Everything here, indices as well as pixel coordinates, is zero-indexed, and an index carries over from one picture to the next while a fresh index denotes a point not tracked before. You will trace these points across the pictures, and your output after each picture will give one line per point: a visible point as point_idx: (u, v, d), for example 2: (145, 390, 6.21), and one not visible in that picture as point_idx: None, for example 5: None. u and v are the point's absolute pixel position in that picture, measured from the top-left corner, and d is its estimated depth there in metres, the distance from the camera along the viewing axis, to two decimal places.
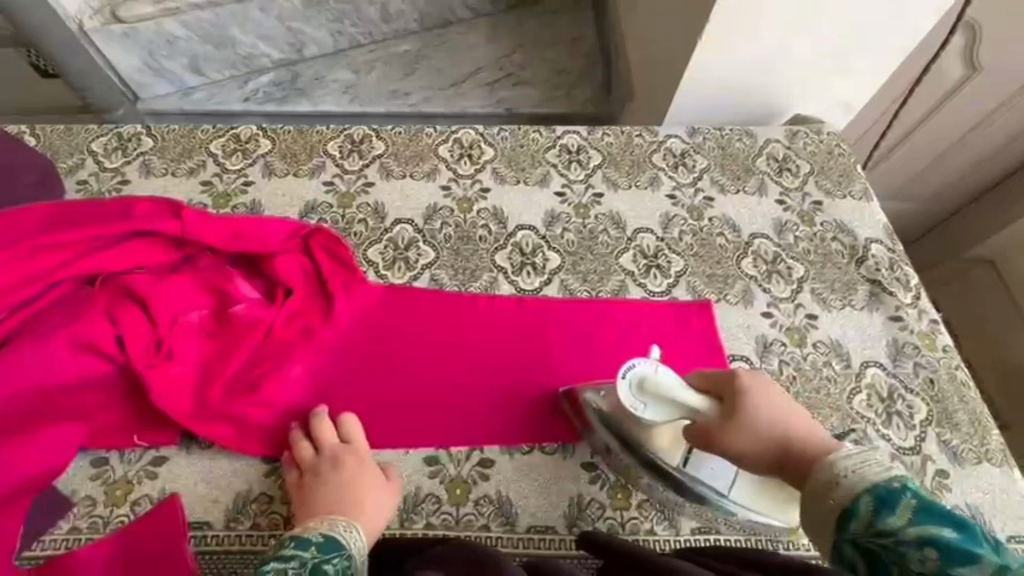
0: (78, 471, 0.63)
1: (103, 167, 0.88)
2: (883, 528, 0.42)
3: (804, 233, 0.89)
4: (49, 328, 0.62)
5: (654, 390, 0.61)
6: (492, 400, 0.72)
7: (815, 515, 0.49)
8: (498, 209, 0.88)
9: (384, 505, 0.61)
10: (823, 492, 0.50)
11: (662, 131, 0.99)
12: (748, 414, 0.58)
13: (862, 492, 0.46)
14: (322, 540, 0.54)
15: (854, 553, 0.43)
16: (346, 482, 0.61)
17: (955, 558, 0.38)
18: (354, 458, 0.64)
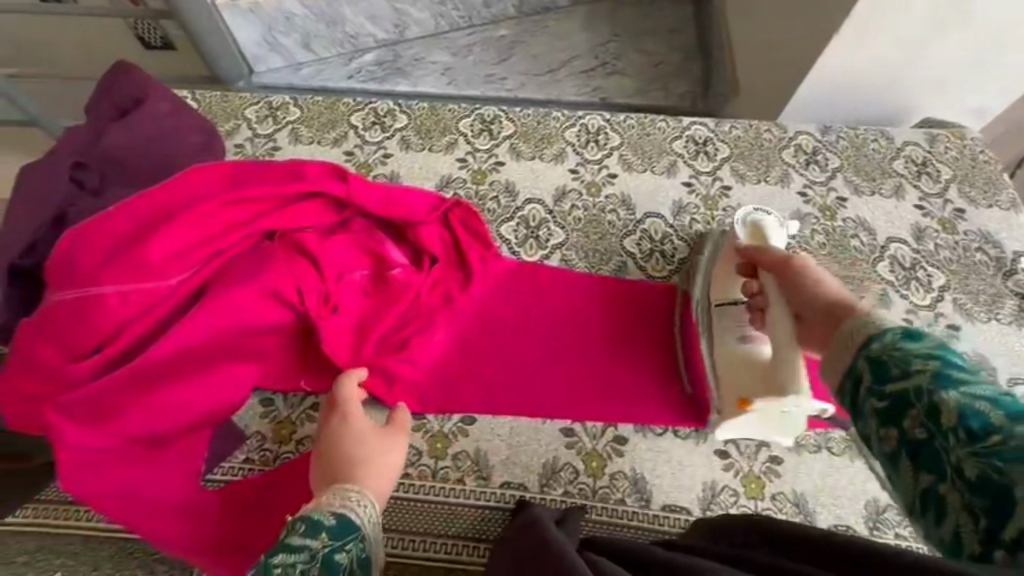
0: (250, 409, 0.68)
1: (256, 132, 0.95)
2: (896, 348, 0.39)
3: (945, 241, 0.85)
4: (240, 274, 0.66)
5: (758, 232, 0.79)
6: (622, 378, 0.74)
7: (832, 352, 0.44)
8: (626, 195, 0.89)
9: (389, 472, 0.58)
10: (846, 336, 0.43)
11: (792, 127, 0.97)
12: (812, 283, 0.58)
13: (884, 328, 0.42)
14: (335, 523, 0.50)
15: (865, 366, 0.40)
16: (351, 450, 0.58)
17: (959, 371, 0.36)
18: (357, 425, 0.60)
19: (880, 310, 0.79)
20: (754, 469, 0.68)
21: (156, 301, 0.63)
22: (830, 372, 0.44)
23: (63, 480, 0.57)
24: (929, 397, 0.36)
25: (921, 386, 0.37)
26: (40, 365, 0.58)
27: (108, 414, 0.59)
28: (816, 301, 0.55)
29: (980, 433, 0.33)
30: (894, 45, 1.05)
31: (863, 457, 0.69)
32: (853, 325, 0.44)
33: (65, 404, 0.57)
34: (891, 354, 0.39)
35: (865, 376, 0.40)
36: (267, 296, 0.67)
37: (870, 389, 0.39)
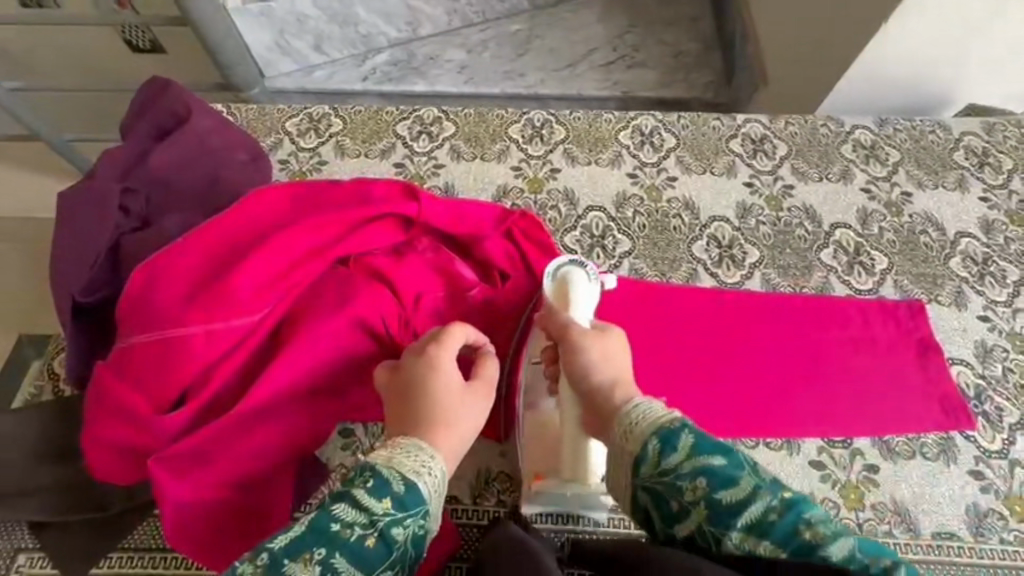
0: (332, 442, 0.65)
1: (300, 146, 0.91)
2: (665, 468, 0.50)
3: (1015, 234, 0.84)
4: (324, 303, 0.62)
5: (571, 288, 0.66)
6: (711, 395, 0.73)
7: (615, 457, 0.54)
8: (689, 199, 0.87)
9: (465, 435, 0.56)
10: (623, 434, 0.53)
11: (848, 121, 0.95)
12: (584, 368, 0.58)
13: (652, 432, 0.51)
14: (403, 489, 0.51)
15: (649, 499, 0.51)
16: (437, 403, 0.56)
17: (722, 490, 0.47)
18: (451, 378, 0.57)
19: (957, 308, 0.78)
20: (851, 479, 0.68)
21: (240, 337, 0.59)
22: (619, 477, 0.54)
23: (168, 533, 0.55)
24: (718, 540, 0.46)
25: (701, 527, 0.47)
26: (126, 416, 0.55)
27: (203, 459, 0.56)
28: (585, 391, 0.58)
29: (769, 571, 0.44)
30: (943, 32, 1.03)
31: (958, 461, 0.69)
32: (629, 427, 0.53)
33: (164, 456, 0.55)
34: (665, 489, 0.49)
35: (653, 506, 0.50)
36: (354, 325, 0.62)
37: (662, 525, 0.50)
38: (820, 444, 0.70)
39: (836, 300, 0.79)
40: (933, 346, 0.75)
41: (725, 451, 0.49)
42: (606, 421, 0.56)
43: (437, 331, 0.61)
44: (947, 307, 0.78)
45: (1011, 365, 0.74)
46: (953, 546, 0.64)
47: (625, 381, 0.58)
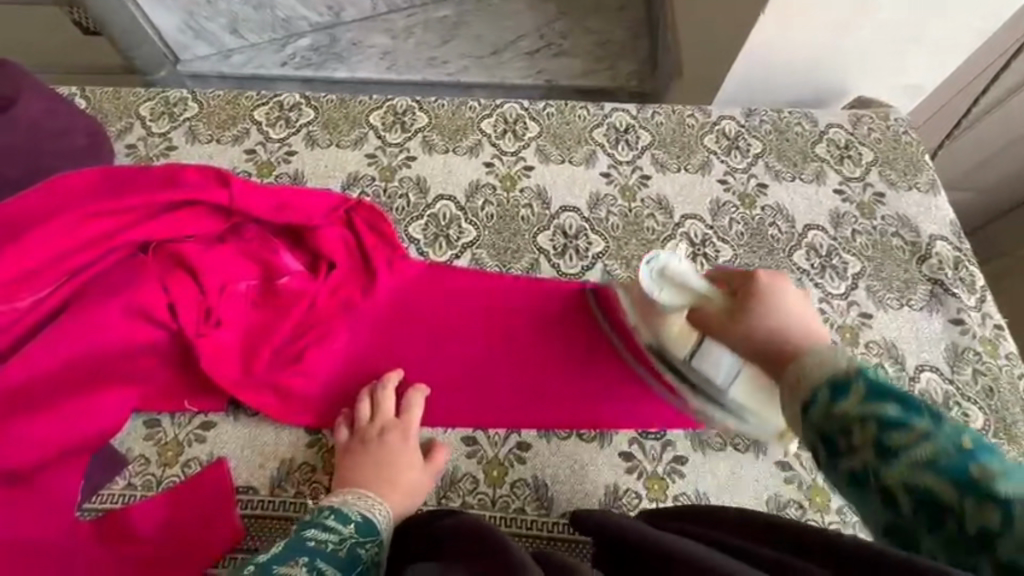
0: (132, 431, 0.65)
1: (150, 131, 0.89)
2: (831, 410, 0.35)
3: (862, 227, 0.84)
4: (109, 292, 0.63)
5: (674, 280, 0.63)
6: (522, 384, 0.71)
7: (788, 396, 0.39)
8: (541, 188, 0.86)
9: (418, 491, 0.62)
10: (802, 376, 0.39)
11: (715, 112, 0.94)
12: (751, 314, 0.48)
13: (827, 375, 0.37)
14: (360, 520, 0.56)
15: (815, 437, 0.36)
16: (391, 457, 0.62)
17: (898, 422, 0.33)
18: (412, 445, 0.64)
19: None
20: (657, 471, 0.67)
21: (9, 323, 0.61)
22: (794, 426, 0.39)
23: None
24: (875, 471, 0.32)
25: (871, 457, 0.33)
26: None
27: None
28: (746, 342, 0.47)
29: (938, 516, 0.30)
30: (822, 23, 1.02)
31: (767, 452, 0.68)
32: (805, 366, 0.39)
33: None
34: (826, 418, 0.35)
35: (822, 453, 0.35)
36: (135, 316, 0.64)
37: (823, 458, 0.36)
38: (633, 436, 0.69)
39: None
40: None
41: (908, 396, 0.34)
42: (793, 367, 0.41)
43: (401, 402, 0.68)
44: None
45: None
46: None
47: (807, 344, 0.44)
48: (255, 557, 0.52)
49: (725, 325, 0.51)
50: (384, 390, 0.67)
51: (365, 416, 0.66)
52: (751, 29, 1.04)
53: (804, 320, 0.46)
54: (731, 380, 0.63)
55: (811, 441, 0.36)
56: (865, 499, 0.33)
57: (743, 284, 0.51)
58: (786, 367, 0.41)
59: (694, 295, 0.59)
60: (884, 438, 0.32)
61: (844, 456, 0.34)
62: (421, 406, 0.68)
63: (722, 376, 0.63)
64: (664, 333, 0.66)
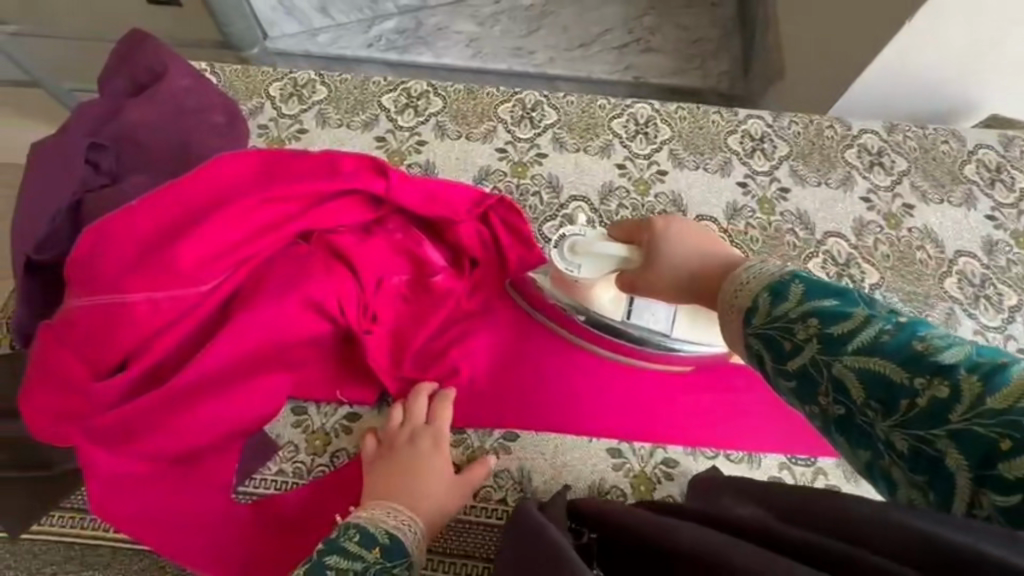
0: (282, 418, 0.65)
1: (281, 112, 0.88)
2: (776, 319, 0.41)
3: (1018, 257, 0.80)
4: (275, 280, 0.62)
5: (585, 250, 0.63)
6: (658, 398, 0.69)
7: (724, 317, 0.46)
8: (677, 195, 0.84)
9: (449, 507, 0.58)
10: (735, 293, 0.46)
11: (856, 124, 0.90)
12: (662, 254, 0.55)
13: (766, 285, 0.43)
14: (387, 541, 0.53)
15: (762, 346, 0.41)
16: (423, 468, 0.59)
17: (839, 324, 0.38)
18: (439, 457, 0.60)
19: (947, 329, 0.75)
20: None
21: (188, 307, 0.60)
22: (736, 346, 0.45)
23: (93, 502, 0.55)
24: (826, 368, 0.37)
25: (814, 357, 0.38)
26: (63, 378, 0.56)
27: (137, 431, 0.57)
28: (671, 276, 0.54)
29: (885, 398, 0.34)
30: (971, 35, 0.96)
31: None
32: (737, 294, 0.45)
33: (91, 425, 0.56)
34: (773, 324, 0.41)
35: (767, 355, 0.41)
36: (307, 305, 0.63)
37: (774, 367, 0.40)
38: (782, 460, 0.67)
39: None
40: None
41: (842, 294, 0.40)
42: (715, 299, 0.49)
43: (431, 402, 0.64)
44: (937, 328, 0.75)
45: None
46: None
47: (706, 258, 0.53)
48: None
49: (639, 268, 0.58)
50: (417, 393, 0.64)
51: (396, 421, 0.63)
52: (893, 37, 0.99)
53: (718, 244, 0.53)
54: (671, 325, 0.67)
55: (756, 347, 0.42)
56: (818, 394, 0.38)
57: (647, 235, 0.57)
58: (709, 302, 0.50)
59: (612, 259, 0.61)
60: (827, 331, 0.38)
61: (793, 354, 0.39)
62: (450, 414, 0.64)
63: (663, 328, 0.67)
64: (593, 303, 0.67)
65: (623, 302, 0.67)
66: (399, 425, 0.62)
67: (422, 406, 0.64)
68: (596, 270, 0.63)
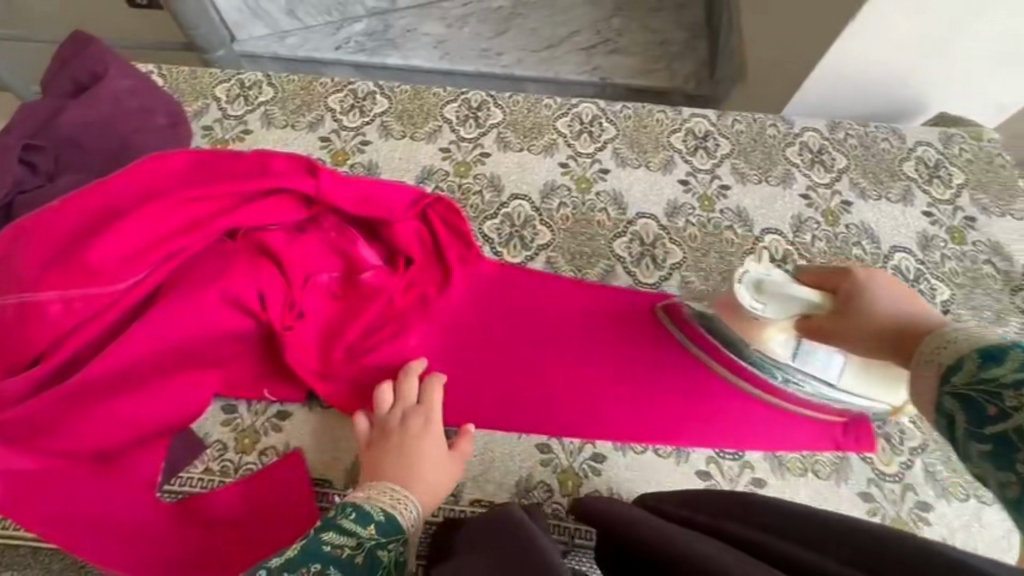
0: (211, 416, 0.65)
1: (226, 113, 0.88)
2: (986, 382, 0.33)
3: (952, 252, 0.81)
4: (199, 277, 0.63)
5: (771, 290, 0.60)
6: (590, 394, 0.70)
7: (911, 378, 0.39)
8: (618, 193, 0.84)
9: (442, 488, 0.59)
10: (934, 354, 0.38)
11: (798, 122, 0.91)
12: (870, 302, 0.50)
13: (978, 345, 0.35)
14: (384, 520, 0.53)
15: (958, 407, 0.34)
16: (417, 448, 0.60)
17: None
18: (436, 438, 0.61)
19: None
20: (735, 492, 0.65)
21: (106, 305, 0.60)
22: (920, 410, 0.37)
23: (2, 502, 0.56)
24: None
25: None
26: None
27: (56, 427, 0.58)
28: (869, 327, 0.48)
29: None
30: (914, 34, 0.98)
31: (849, 482, 0.66)
32: (930, 350, 0.39)
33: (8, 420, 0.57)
34: (984, 390, 0.32)
35: (961, 417, 0.33)
36: (229, 303, 0.63)
37: (965, 432, 0.33)
38: (710, 454, 0.67)
39: None
40: None
41: None
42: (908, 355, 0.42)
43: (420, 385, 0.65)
44: None
45: None
46: None
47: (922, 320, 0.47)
48: (266, 562, 0.48)
49: (835, 320, 0.53)
50: (407, 373, 0.65)
51: (387, 404, 0.63)
52: (838, 37, 1.00)
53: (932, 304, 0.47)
54: (839, 375, 0.66)
55: (950, 406, 0.34)
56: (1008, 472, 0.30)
57: (850, 285, 0.53)
58: (901, 356, 0.43)
59: (801, 304, 0.58)
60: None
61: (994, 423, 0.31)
62: (440, 394, 0.65)
63: (830, 376, 0.66)
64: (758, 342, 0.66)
65: (790, 343, 0.66)
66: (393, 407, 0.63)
67: (412, 390, 0.64)
68: (782, 311, 0.61)
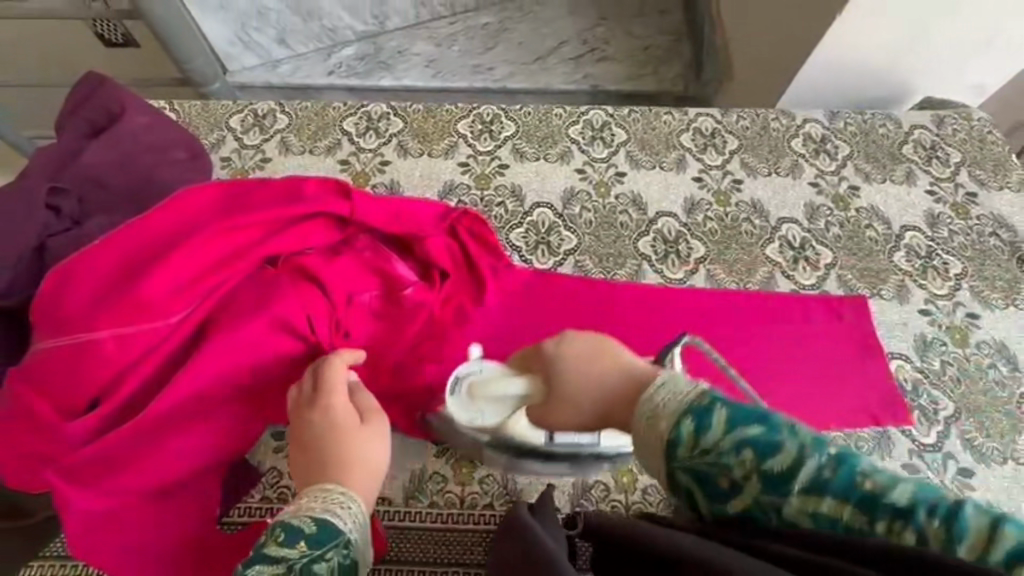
0: (263, 445, 0.65)
1: (243, 143, 0.89)
2: (741, 478, 0.37)
3: (959, 227, 0.84)
4: (243, 305, 0.62)
5: (480, 394, 0.58)
6: None
7: (642, 447, 0.42)
8: (636, 195, 0.86)
9: (377, 470, 0.55)
10: (651, 415, 0.41)
11: (799, 115, 0.95)
12: (560, 375, 0.50)
13: (682, 408, 0.40)
14: (317, 528, 0.48)
15: (696, 492, 0.39)
16: (346, 443, 0.55)
17: (780, 472, 0.35)
18: (344, 422, 0.56)
19: (900, 301, 0.79)
20: None
21: (156, 341, 0.60)
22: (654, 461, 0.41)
23: (74, 545, 0.56)
24: (778, 516, 0.36)
25: (783, 508, 0.35)
26: (37, 422, 0.57)
27: (113, 468, 0.57)
28: (574, 401, 0.49)
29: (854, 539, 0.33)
30: (897, 25, 1.03)
31: (891, 455, 0.68)
32: (654, 405, 0.41)
33: (64, 467, 0.56)
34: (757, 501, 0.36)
35: (704, 500, 0.39)
36: (278, 329, 0.62)
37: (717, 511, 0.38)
38: None
39: (780, 295, 0.79)
40: (873, 343, 0.75)
41: (774, 426, 0.37)
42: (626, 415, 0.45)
43: (317, 373, 0.60)
44: (890, 301, 0.78)
45: (950, 359, 0.74)
46: None
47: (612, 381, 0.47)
48: None
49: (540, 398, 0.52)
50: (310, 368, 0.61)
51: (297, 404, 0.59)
52: (825, 31, 1.05)
53: (609, 355, 0.48)
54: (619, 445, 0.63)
55: (685, 481, 0.39)
56: (756, 537, 0.36)
57: (540, 367, 0.52)
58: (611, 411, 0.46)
59: (513, 398, 0.56)
60: (764, 468, 0.36)
61: (729, 493, 0.37)
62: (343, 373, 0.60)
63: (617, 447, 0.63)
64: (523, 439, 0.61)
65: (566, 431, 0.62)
66: (302, 407, 0.59)
67: (337, 379, 0.60)
68: (497, 411, 0.58)
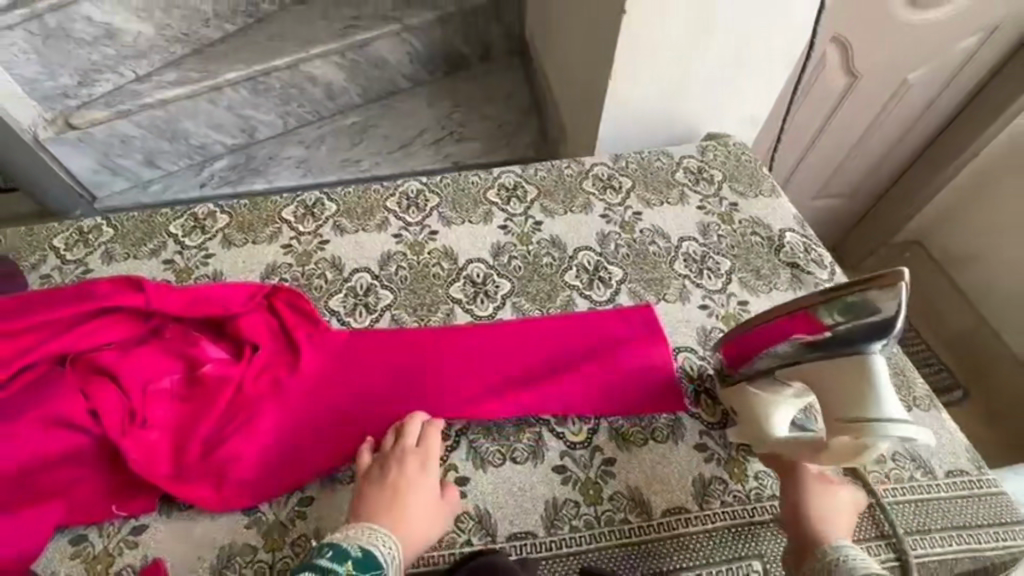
0: (57, 553, 0.63)
1: (65, 260, 0.92)
2: None
3: (726, 231, 0.98)
4: (25, 407, 0.65)
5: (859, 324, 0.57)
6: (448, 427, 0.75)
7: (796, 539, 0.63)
8: (448, 247, 0.95)
9: (428, 526, 0.64)
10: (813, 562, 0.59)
11: (589, 161, 1.09)
12: (416, 475, 0.66)
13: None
14: (361, 554, 0.58)
15: None
16: (411, 496, 0.64)
17: None
18: (422, 482, 0.66)
19: (681, 302, 0.89)
20: (590, 476, 0.71)
21: None
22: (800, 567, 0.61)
23: None
24: None
25: None
26: None
27: None
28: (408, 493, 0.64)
29: None
30: (665, 78, 1.21)
31: (684, 437, 0.75)
32: (427, 517, 0.64)
33: None
34: None
35: None
36: (56, 424, 0.65)
37: None
38: (562, 449, 0.73)
39: (577, 314, 0.87)
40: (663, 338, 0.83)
41: None
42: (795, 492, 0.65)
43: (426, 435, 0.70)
44: (673, 303, 0.89)
45: None
46: (682, 518, 0.68)
47: (429, 485, 0.66)
48: None
49: (380, 477, 0.66)
50: (412, 421, 0.71)
51: (388, 443, 0.70)
52: (611, 76, 1.20)
53: (432, 460, 0.68)
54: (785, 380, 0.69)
55: None
56: None
57: (416, 453, 0.68)
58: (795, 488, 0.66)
59: (395, 455, 0.68)
60: None
61: None
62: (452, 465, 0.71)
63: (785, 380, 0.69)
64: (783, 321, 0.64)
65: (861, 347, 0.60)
66: (395, 446, 0.69)
67: (412, 438, 0.70)
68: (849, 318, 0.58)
